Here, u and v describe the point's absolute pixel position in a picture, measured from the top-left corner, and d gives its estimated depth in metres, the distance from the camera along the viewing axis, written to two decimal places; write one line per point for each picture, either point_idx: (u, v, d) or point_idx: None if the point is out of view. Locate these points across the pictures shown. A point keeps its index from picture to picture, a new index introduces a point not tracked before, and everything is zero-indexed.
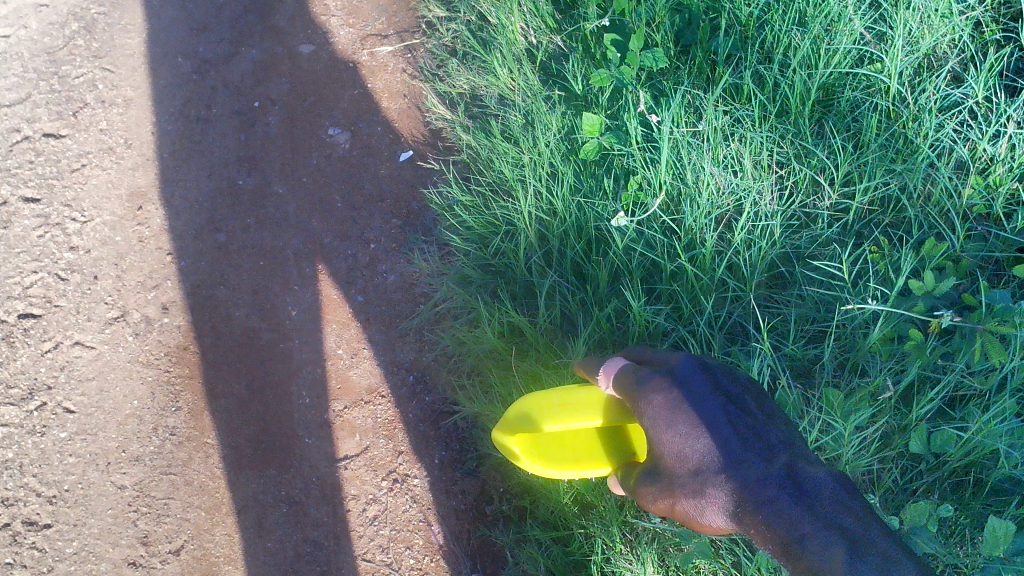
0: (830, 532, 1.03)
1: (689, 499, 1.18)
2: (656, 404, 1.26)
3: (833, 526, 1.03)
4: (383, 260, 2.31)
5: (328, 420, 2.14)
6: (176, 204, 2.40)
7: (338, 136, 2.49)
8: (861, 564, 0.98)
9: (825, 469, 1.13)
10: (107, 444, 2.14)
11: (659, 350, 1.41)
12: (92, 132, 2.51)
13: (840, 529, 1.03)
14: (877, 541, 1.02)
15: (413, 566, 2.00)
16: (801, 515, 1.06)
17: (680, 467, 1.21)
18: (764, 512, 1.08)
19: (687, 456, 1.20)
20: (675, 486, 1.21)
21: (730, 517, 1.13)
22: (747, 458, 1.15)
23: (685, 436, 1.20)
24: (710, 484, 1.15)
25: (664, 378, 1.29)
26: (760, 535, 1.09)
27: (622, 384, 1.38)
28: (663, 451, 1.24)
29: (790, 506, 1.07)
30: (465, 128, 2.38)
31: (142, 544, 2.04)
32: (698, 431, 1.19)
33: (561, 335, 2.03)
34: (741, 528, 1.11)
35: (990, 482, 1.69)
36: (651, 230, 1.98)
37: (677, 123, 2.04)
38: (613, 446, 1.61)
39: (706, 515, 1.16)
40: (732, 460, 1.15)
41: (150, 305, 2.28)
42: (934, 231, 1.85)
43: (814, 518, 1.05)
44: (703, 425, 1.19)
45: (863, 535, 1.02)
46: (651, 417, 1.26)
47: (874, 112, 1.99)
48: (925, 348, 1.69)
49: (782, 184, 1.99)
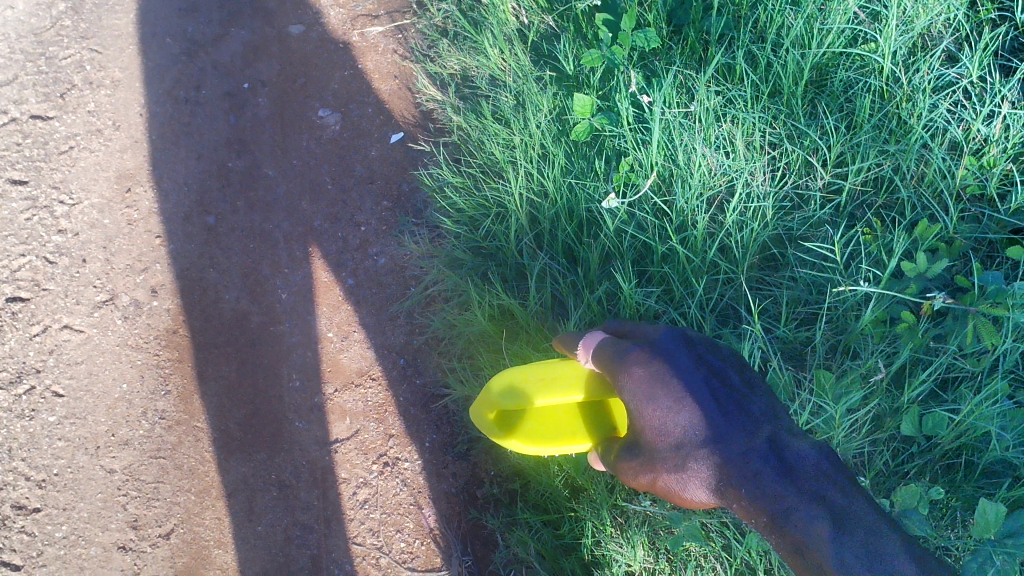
0: (814, 505, 1.08)
1: (672, 473, 1.22)
2: (637, 378, 1.28)
3: (817, 499, 1.09)
4: (374, 242, 2.29)
5: (319, 403, 2.13)
6: (165, 186, 2.38)
7: (328, 118, 2.47)
8: (845, 537, 1.04)
9: (808, 441, 1.19)
10: (96, 428, 2.13)
11: (638, 324, 1.43)
12: (80, 114, 2.49)
13: (823, 502, 1.08)
14: (858, 511, 1.08)
15: (403, 549, 1.99)
16: (784, 489, 1.11)
17: (661, 441, 1.24)
18: (747, 486, 1.14)
19: (668, 430, 1.23)
20: (656, 460, 1.24)
21: (712, 490, 1.18)
22: (731, 432, 1.20)
23: (668, 411, 1.23)
24: (693, 459, 1.19)
25: (645, 352, 1.30)
26: (743, 507, 1.14)
27: (601, 357, 1.40)
28: (644, 424, 1.27)
29: (773, 480, 1.13)
30: (456, 109, 2.36)
31: (131, 528, 2.03)
32: (682, 407, 1.22)
33: (552, 318, 2.01)
34: (724, 501, 1.16)
35: (982, 464, 1.68)
36: (642, 211, 1.96)
37: (668, 104, 2.02)
38: (594, 423, 1.66)
39: (689, 489, 1.21)
40: (715, 435, 1.19)
41: (139, 288, 2.27)
42: (927, 212, 1.83)
43: (799, 492, 1.10)
44: (687, 400, 1.22)
45: (846, 506, 1.08)
46: (631, 391, 1.28)
47: (867, 92, 1.97)
48: (917, 330, 1.68)
49: (774, 166, 1.97)
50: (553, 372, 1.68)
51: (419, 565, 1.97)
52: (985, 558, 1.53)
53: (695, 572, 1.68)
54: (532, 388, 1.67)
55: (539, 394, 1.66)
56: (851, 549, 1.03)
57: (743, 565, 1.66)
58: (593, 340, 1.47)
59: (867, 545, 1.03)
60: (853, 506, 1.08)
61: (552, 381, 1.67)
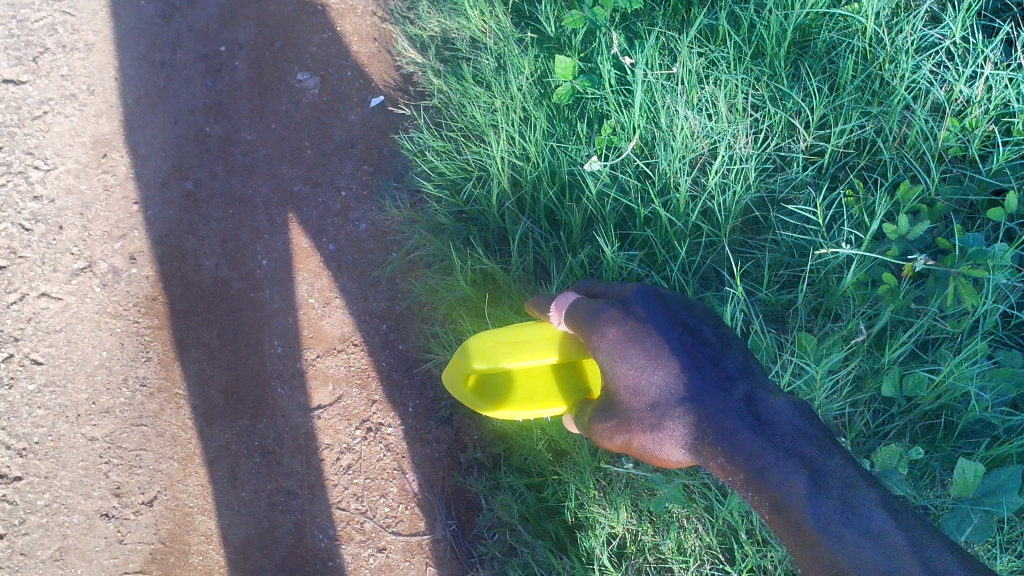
0: (789, 460, 1.09)
1: (647, 433, 1.23)
2: (610, 337, 1.28)
3: (794, 457, 1.09)
4: (354, 208, 2.27)
5: (301, 369, 2.13)
6: (142, 152, 2.35)
7: (307, 81, 2.43)
8: (823, 495, 1.05)
9: (783, 398, 1.19)
10: (77, 396, 2.13)
11: (610, 285, 1.43)
12: (54, 78, 2.42)
13: (798, 457, 1.09)
14: (835, 468, 1.08)
15: (387, 513, 2.02)
16: (760, 446, 1.12)
17: (636, 400, 1.25)
18: (723, 444, 1.14)
19: (643, 389, 1.24)
20: (632, 420, 1.25)
21: (688, 448, 1.19)
22: (706, 390, 1.20)
23: (641, 369, 1.24)
24: (668, 418, 1.20)
25: (617, 312, 1.31)
26: (720, 466, 1.15)
27: (573, 317, 1.40)
28: (619, 384, 1.28)
29: (748, 437, 1.13)
30: (437, 72, 2.32)
31: (115, 496, 2.06)
32: (656, 364, 1.23)
33: (534, 283, 2.02)
34: (700, 459, 1.17)
35: (961, 424, 1.70)
36: (625, 174, 1.96)
37: (650, 66, 2.00)
38: (567, 385, 1.66)
39: (664, 448, 1.22)
40: (690, 392, 1.20)
41: (117, 256, 2.25)
42: (909, 174, 1.84)
43: (776, 450, 1.11)
44: (661, 358, 1.23)
45: (822, 464, 1.08)
46: (604, 350, 1.29)
47: (851, 53, 1.95)
48: (898, 292, 1.68)
49: (757, 128, 1.95)
50: (524, 336, 1.68)
51: (404, 529, 2.01)
52: (963, 515, 1.56)
53: (677, 533, 1.71)
54: (503, 353, 1.67)
55: (510, 358, 1.66)
56: (827, 504, 1.04)
57: (724, 526, 1.69)
58: (565, 301, 1.47)
59: (843, 499, 1.04)
60: (828, 460, 1.09)
61: (523, 344, 1.67)
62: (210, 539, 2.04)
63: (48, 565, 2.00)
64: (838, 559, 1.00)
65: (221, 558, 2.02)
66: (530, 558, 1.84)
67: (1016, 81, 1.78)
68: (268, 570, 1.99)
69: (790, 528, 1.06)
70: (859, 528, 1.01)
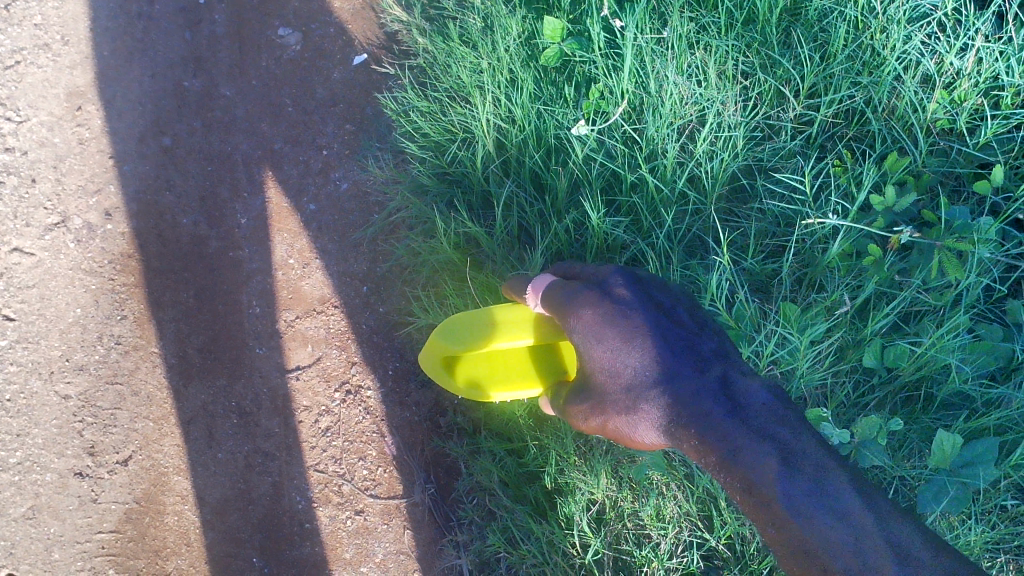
0: (760, 443, 1.07)
1: (623, 416, 1.22)
2: (585, 321, 1.27)
3: (767, 440, 1.07)
4: (336, 167, 2.23)
5: (280, 329, 2.11)
6: (118, 105, 2.29)
7: (288, 37, 2.37)
8: (794, 478, 1.03)
9: (760, 379, 1.17)
10: (50, 353, 2.09)
11: (590, 266, 1.41)
12: (27, 27, 2.34)
13: (770, 439, 1.07)
14: (808, 450, 1.06)
15: (366, 476, 2.01)
16: (731, 428, 1.10)
17: (611, 383, 1.25)
18: (696, 425, 1.13)
19: (619, 371, 1.23)
20: (607, 402, 1.25)
21: (662, 430, 1.18)
22: (680, 369, 1.18)
23: (616, 352, 1.23)
24: (642, 401, 1.19)
25: (594, 295, 1.29)
26: (693, 448, 1.14)
27: (552, 299, 1.38)
28: (596, 368, 1.27)
29: (722, 419, 1.11)
30: (422, 32, 2.25)
31: (89, 455, 2.04)
32: (630, 347, 1.22)
33: (518, 248, 2.00)
34: (674, 441, 1.17)
35: (940, 398, 1.71)
36: (611, 139, 1.95)
37: (641, 30, 1.97)
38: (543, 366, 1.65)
39: (640, 430, 1.21)
40: (663, 373, 1.19)
41: (92, 211, 2.20)
42: (897, 146, 1.84)
43: (748, 433, 1.08)
44: (636, 340, 1.21)
45: (795, 444, 1.06)
46: (580, 334, 1.28)
47: (843, 21, 1.91)
48: (883, 263, 1.70)
49: (745, 95, 1.95)
50: (498, 316, 1.62)
51: (383, 492, 2.00)
52: (941, 485, 1.57)
53: (656, 500, 1.72)
54: (481, 335, 1.61)
55: (488, 341, 1.60)
56: (796, 487, 1.02)
57: (704, 493, 1.70)
58: (542, 283, 1.46)
59: (814, 483, 1.02)
60: (801, 443, 1.07)
61: (498, 325, 1.60)
62: (185, 499, 2.02)
63: (20, 523, 1.98)
64: (808, 545, 0.99)
65: (197, 518, 2.01)
66: (509, 523, 1.85)
67: (1006, 55, 1.77)
68: (245, 532, 1.98)
69: (761, 511, 1.05)
70: (830, 514, 1.00)
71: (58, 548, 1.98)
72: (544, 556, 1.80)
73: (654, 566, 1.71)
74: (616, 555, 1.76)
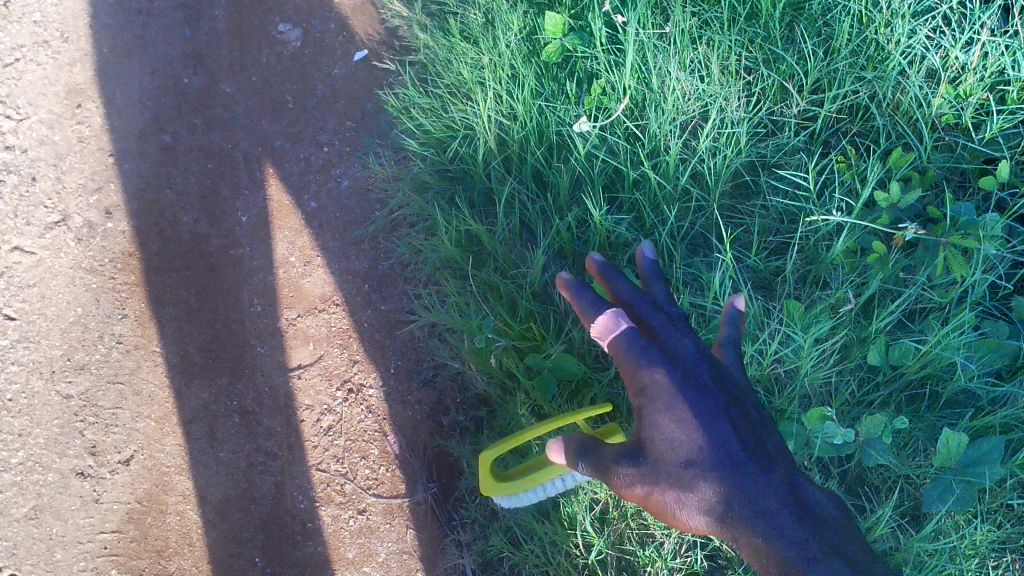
0: (826, 553, 1.01)
1: (672, 490, 1.11)
2: (655, 381, 1.15)
3: (835, 550, 1.02)
4: (337, 164, 2.22)
5: (281, 328, 2.11)
6: (117, 103, 2.28)
7: (289, 33, 2.37)
8: None
9: (823, 493, 1.12)
10: (51, 352, 2.09)
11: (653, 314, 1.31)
12: (25, 24, 2.34)
13: (838, 553, 1.01)
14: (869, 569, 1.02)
15: (368, 476, 1.99)
16: (798, 531, 1.03)
17: (667, 457, 1.12)
18: (760, 521, 1.05)
19: (680, 446, 1.12)
20: (658, 474, 1.13)
21: (711, 515, 1.09)
22: (750, 462, 1.09)
23: (685, 426, 1.12)
24: (702, 481, 1.09)
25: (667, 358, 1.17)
26: (746, 544, 1.06)
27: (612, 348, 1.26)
28: (650, 435, 1.14)
29: (788, 520, 1.04)
30: (423, 27, 2.24)
31: (90, 454, 2.03)
32: (702, 426, 1.11)
33: (521, 245, 1.98)
34: (722, 529, 1.08)
35: (946, 396, 1.69)
36: (614, 135, 1.93)
37: (643, 25, 1.96)
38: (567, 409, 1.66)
39: (685, 510, 1.11)
40: (731, 461, 1.09)
41: (92, 210, 2.19)
42: (902, 141, 1.83)
43: (816, 539, 1.03)
44: (709, 419, 1.11)
45: (860, 562, 1.02)
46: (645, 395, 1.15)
47: (847, 15, 1.90)
48: (888, 261, 1.69)
49: (749, 91, 1.93)
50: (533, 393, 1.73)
51: (385, 491, 1.98)
52: (945, 486, 1.58)
53: None
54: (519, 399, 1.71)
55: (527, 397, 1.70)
56: None
57: None
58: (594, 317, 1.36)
59: None
60: (870, 566, 1.02)
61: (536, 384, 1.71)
62: (187, 499, 2.01)
63: (22, 523, 1.98)
64: None
65: (199, 518, 1.99)
66: (513, 524, 1.83)
67: (1012, 49, 1.76)
68: (247, 531, 1.97)
69: None
70: None
71: (60, 548, 1.97)
72: (547, 557, 1.79)
73: (658, 566, 1.70)
74: (621, 556, 1.75)
